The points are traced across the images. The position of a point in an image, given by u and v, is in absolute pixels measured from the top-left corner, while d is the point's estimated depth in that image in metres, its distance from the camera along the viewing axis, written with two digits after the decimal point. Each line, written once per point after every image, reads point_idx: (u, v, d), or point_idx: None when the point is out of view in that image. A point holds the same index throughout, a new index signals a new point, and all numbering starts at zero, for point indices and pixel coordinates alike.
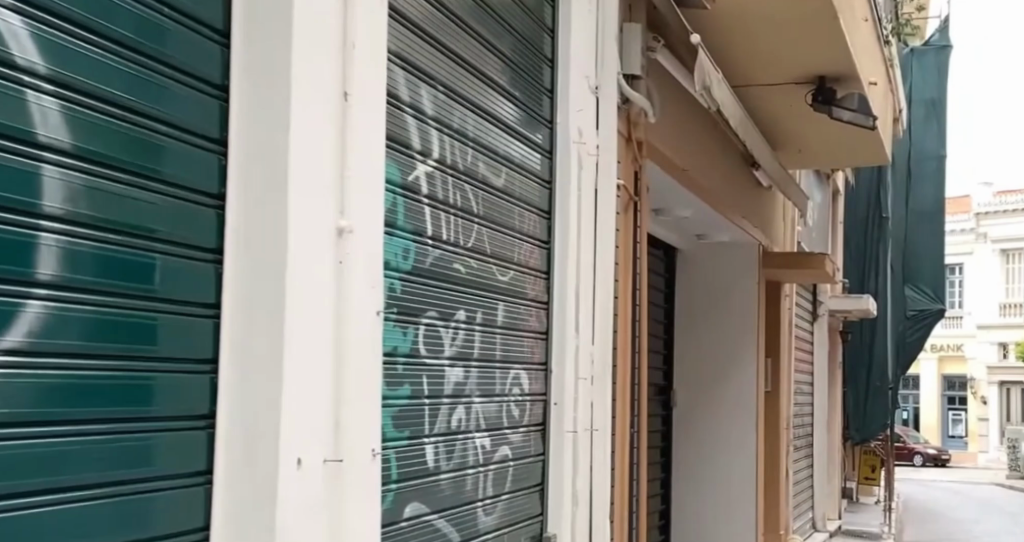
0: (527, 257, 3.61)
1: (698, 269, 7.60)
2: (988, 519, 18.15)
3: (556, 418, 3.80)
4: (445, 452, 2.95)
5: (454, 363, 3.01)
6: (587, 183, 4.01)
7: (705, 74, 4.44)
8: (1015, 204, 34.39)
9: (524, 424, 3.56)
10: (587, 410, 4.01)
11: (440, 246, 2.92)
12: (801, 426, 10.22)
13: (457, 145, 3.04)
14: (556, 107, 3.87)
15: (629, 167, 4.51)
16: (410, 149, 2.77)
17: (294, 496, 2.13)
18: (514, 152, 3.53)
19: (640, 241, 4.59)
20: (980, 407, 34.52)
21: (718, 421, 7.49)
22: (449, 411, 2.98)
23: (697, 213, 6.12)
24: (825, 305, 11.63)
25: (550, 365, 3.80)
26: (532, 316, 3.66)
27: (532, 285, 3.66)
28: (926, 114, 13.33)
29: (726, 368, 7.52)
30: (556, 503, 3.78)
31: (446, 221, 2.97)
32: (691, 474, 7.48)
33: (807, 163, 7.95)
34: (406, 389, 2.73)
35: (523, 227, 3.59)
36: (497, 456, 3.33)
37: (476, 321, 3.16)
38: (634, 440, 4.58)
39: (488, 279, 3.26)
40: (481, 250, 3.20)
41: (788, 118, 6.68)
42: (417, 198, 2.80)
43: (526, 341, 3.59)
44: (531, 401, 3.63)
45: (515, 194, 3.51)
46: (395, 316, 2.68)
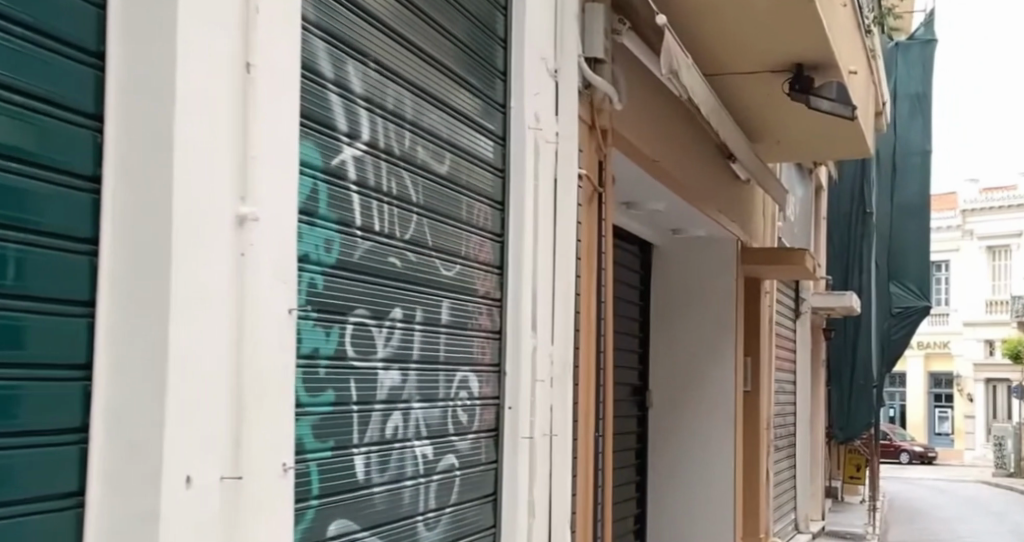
0: (478, 251, 3.35)
1: (674, 265, 7.37)
2: (974, 518, 17.96)
3: (511, 423, 3.55)
4: (378, 464, 2.71)
5: (388, 366, 2.76)
6: (544, 171, 3.76)
7: (672, 57, 4.20)
8: (1001, 201, 34.36)
9: (472, 431, 3.31)
10: (546, 414, 3.76)
11: (371, 237, 2.68)
12: (782, 426, 9.99)
13: (392, 128, 2.79)
14: (509, 91, 3.61)
15: (593, 157, 4.24)
16: (334, 131, 2.52)
17: (184, 518, 1.88)
18: (461, 138, 3.26)
19: (605, 235, 4.33)
20: (966, 405, 34.43)
21: (696, 420, 7.25)
22: (383, 418, 2.74)
23: (670, 206, 5.88)
24: (808, 302, 11.40)
25: (503, 366, 3.55)
26: (483, 315, 3.40)
27: (483, 281, 3.40)
28: (911, 110, 13.25)
29: (702, 366, 7.28)
30: (511, 514, 3.53)
31: (379, 211, 2.71)
32: (668, 476, 7.24)
33: (788, 156, 7.73)
34: (329, 394, 2.49)
35: (472, 219, 3.32)
36: (441, 466, 3.08)
37: (416, 319, 2.91)
38: (600, 445, 4.33)
39: (430, 274, 3.00)
40: (421, 243, 2.95)
41: (765, 109, 6.42)
42: (343, 185, 2.55)
43: (475, 341, 3.33)
44: (480, 406, 3.38)
45: (463, 183, 3.25)
46: (315, 315, 2.43)
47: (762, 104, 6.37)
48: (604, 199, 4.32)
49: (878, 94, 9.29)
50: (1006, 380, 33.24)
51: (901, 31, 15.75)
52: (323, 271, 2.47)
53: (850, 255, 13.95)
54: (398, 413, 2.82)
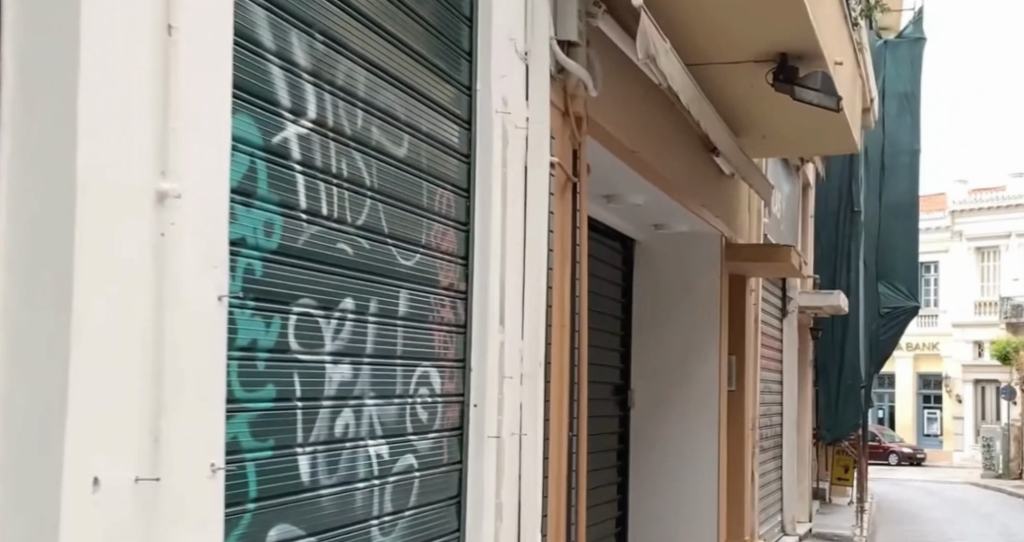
0: (441, 240, 3.18)
1: (657, 261, 7.20)
2: (962, 519, 17.84)
3: (477, 421, 3.38)
4: (326, 464, 2.54)
5: (337, 360, 2.59)
6: (513, 159, 3.58)
7: (648, 41, 4.02)
8: (990, 202, 34.32)
9: (434, 429, 3.14)
10: (515, 412, 3.59)
11: (319, 222, 2.51)
12: (768, 426, 9.84)
13: (343, 106, 2.62)
14: (476, 72, 3.43)
15: (568, 145, 4.06)
16: (277, 107, 2.34)
17: (90, 523, 1.71)
18: (423, 120, 3.08)
19: (580, 226, 4.15)
20: (955, 406, 34.38)
21: (679, 419, 7.08)
22: (332, 416, 2.57)
23: (651, 200, 5.72)
24: (795, 301, 11.25)
25: (468, 361, 3.36)
26: (446, 307, 3.22)
27: (447, 272, 3.22)
28: (899, 108, 13.21)
29: (686, 366, 7.10)
30: (475, 516, 3.36)
31: (326, 193, 2.54)
32: (649, 479, 7.08)
33: (774, 151, 7.57)
34: (270, 389, 2.32)
35: (435, 206, 3.15)
36: (397, 467, 2.90)
37: (369, 311, 2.74)
38: (574, 446, 4.15)
39: (386, 262, 2.83)
40: (376, 229, 2.78)
41: (750, 100, 6.26)
42: (286, 165, 2.37)
43: (436, 335, 3.15)
44: (443, 403, 3.20)
45: (424, 167, 3.07)
46: (253, 305, 2.26)
47: (745, 97, 6.21)
48: (579, 189, 4.14)
49: (865, 90, 9.14)
50: (995, 381, 33.21)
51: (890, 29, 15.63)
52: (262, 256, 2.30)
53: (838, 254, 13.76)
54: (350, 410, 2.65)
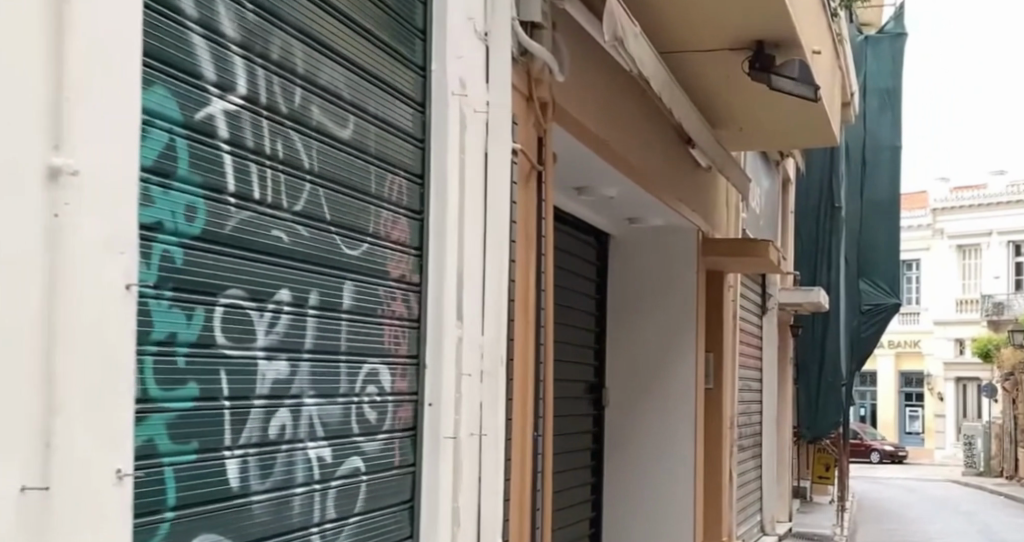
0: (391, 228, 2.99)
1: (632, 257, 7.03)
2: (943, 516, 17.77)
3: (432, 421, 3.20)
4: (259, 469, 2.36)
5: (271, 357, 2.41)
6: (472, 144, 3.40)
7: (615, 22, 3.84)
8: (972, 201, 34.35)
9: (383, 430, 2.95)
10: (475, 412, 3.41)
11: (250, 207, 2.32)
12: (747, 425, 9.68)
13: (277, 81, 2.43)
14: (430, 52, 3.24)
15: (531, 132, 3.87)
16: (201, 81, 2.15)
17: None
18: (371, 101, 2.89)
19: (544, 217, 3.97)
20: (937, 404, 34.40)
21: (654, 418, 6.91)
22: (265, 417, 2.39)
23: (623, 192, 5.55)
24: (775, 298, 11.12)
25: (423, 358, 3.18)
26: (398, 300, 3.04)
27: (398, 263, 3.03)
28: (881, 103, 13.10)
29: (662, 363, 6.93)
30: (429, 521, 3.18)
31: (259, 177, 2.35)
32: (623, 479, 6.90)
33: (752, 145, 7.41)
34: (192, 388, 2.13)
35: (384, 193, 2.96)
36: (341, 471, 2.72)
37: (308, 304, 2.56)
38: (538, 447, 3.97)
39: (328, 252, 2.65)
40: (316, 216, 2.59)
41: (726, 91, 6.08)
42: (211, 144, 2.19)
43: (385, 329, 2.97)
44: (394, 402, 3.02)
45: (371, 151, 2.88)
46: (171, 296, 2.07)
47: (721, 88, 6.04)
48: (544, 178, 3.96)
49: (845, 82, 8.99)
50: (977, 379, 33.25)
51: (871, 25, 15.51)
52: (182, 243, 2.11)
53: (818, 249, 13.61)
54: (286, 410, 2.47)
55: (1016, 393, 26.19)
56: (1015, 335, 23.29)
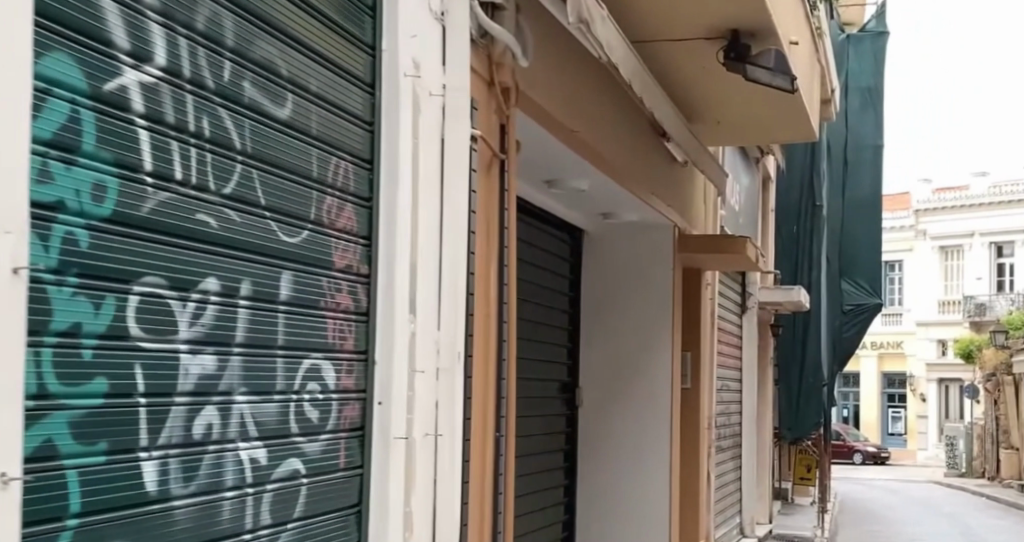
0: (336, 215, 2.82)
1: (607, 253, 6.85)
2: (924, 518, 17.67)
3: (382, 421, 3.02)
4: (182, 472, 2.19)
5: (195, 350, 2.23)
6: (427, 128, 3.22)
7: (580, 3, 3.67)
8: (954, 202, 34.39)
9: (327, 430, 2.78)
10: (429, 411, 3.23)
11: (170, 188, 2.14)
12: (726, 425, 9.54)
13: (203, 53, 2.24)
14: (380, 31, 3.07)
15: (492, 118, 3.70)
16: (111, 49, 1.97)
17: None
18: (313, 79, 2.71)
19: (507, 207, 3.80)
20: (919, 405, 34.38)
21: (629, 419, 6.73)
22: (188, 416, 2.21)
23: (595, 185, 5.39)
24: (754, 297, 10.96)
25: (371, 353, 3.01)
26: (343, 293, 2.86)
27: (343, 252, 2.86)
28: (862, 103, 13.19)
29: (637, 362, 6.76)
30: (377, 526, 3.01)
31: (181, 155, 2.17)
32: (597, 481, 6.71)
33: (731, 140, 7.26)
34: (101, 383, 1.96)
35: (327, 178, 2.78)
36: (278, 473, 2.54)
37: (239, 295, 2.38)
38: (500, 448, 3.80)
39: (264, 238, 2.47)
40: (249, 200, 2.42)
41: (702, 83, 5.92)
42: (125, 117, 2.01)
43: (329, 323, 2.79)
44: (339, 400, 2.84)
45: (312, 133, 2.70)
46: (76, 281, 1.90)
47: (696, 80, 5.88)
48: (506, 166, 3.79)
49: (825, 78, 8.84)
50: (959, 380, 33.25)
51: (852, 23, 15.40)
52: (89, 225, 1.94)
53: (798, 249, 13.43)
54: (213, 408, 2.29)
55: (998, 394, 26.18)
56: (996, 336, 23.27)
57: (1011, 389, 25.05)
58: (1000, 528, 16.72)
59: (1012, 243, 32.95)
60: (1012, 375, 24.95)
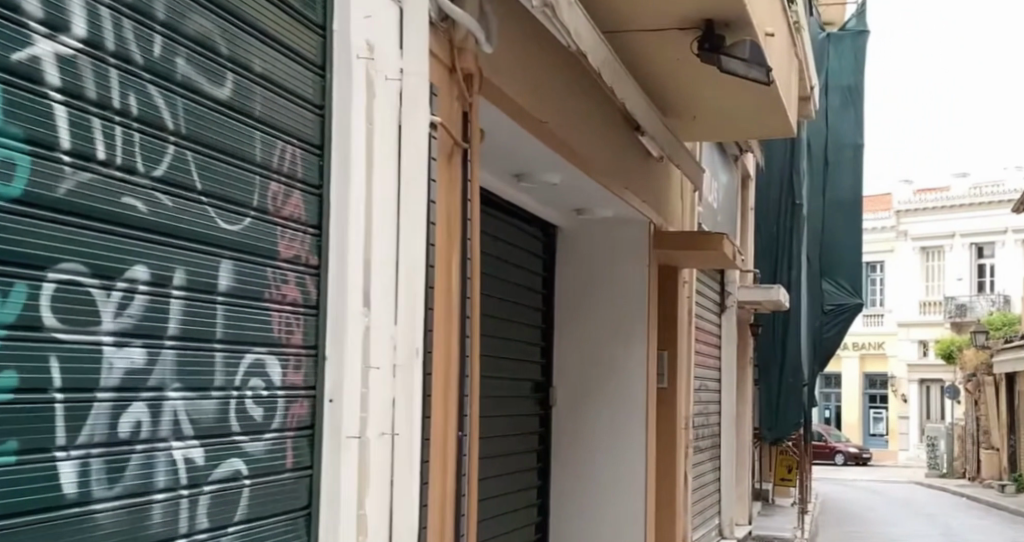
0: (282, 203, 2.68)
1: (582, 249, 6.73)
2: (905, 518, 17.61)
3: (333, 419, 2.88)
4: (105, 473, 2.05)
5: (121, 344, 2.09)
6: (382, 113, 3.08)
7: None
8: (934, 202, 34.46)
9: (272, 429, 2.64)
10: (385, 409, 3.09)
11: (93, 167, 2.02)
12: (705, 425, 9.42)
13: (129, 25, 2.11)
14: (331, 11, 2.93)
15: (454, 105, 3.56)
16: (20, 16, 1.87)
17: None
18: (256, 57, 2.57)
19: (470, 198, 3.66)
20: (900, 405, 34.40)
21: (603, 420, 6.61)
22: (114, 412, 2.07)
23: (566, 178, 5.26)
24: (733, 295, 10.83)
25: (322, 349, 2.87)
26: (290, 285, 2.72)
27: (290, 241, 2.72)
28: (842, 101, 13.36)
29: (611, 360, 6.63)
30: (328, 530, 2.87)
31: (105, 133, 2.05)
32: (570, 481, 6.58)
33: (707, 135, 7.14)
34: (12, 376, 1.87)
35: (272, 163, 2.64)
36: (217, 474, 2.40)
37: (172, 285, 2.24)
38: (463, 448, 3.65)
39: (200, 225, 2.33)
40: (184, 184, 2.27)
41: (677, 75, 5.80)
42: (37, 90, 1.90)
43: (274, 315, 2.65)
44: (285, 398, 2.70)
45: (256, 115, 2.56)
46: None
47: (672, 71, 5.74)
48: (470, 155, 3.66)
49: (804, 74, 8.73)
50: (940, 380, 33.29)
51: (832, 22, 15.32)
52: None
53: (778, 248, 13.21)
54: (143, 405, 2.15)
55: (978, 394, 26.21)
56: (977, 336, 23.27)
57: (991, 389, 25.10)
58: (980, 528, 16.68)
59: (992, 244, 33.03)
60: (993, 375, 25.00)
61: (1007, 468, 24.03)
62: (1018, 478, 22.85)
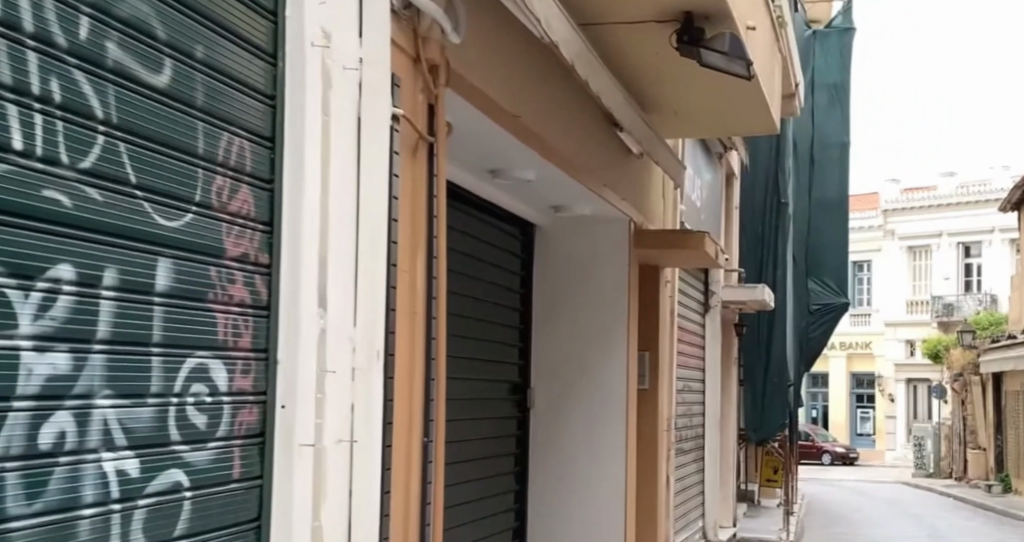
0: (228, 197, 2.53)
1: (561, 248, 6.59)
2: (892, 519, 17.51)
3: (285, 425, 2.74)
4: (23, 487, 1.93)
5: (42, 350, 1.97)
6: (340, 105, 2.93)
7: None
8: (921, 201, 34.43)
9: (216, 438, 2.50)
10: (342, 414, 2.95)
11: (7, 156, 1.91)
12: (688, 426, 9.29)
13: (51, 5, 1.99)
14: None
15: (418, 97, 3.42)
16: None
17: None
18: (200, 42, 2.43)
19: (436, 194, 3.52)
20: (887, 405, 34.39)
21: (582, 422, 6.47)
22: (31, 422, 1.94)
23: (542, 173, 5.12)
24: (717, 294, 10.72)
25: (273, 351, 2.73)
26: (237, 287, 2.57)
27: (236, 238, 2.57)
28: (830, 98, 13.46)
29: (590, 360, 6.49)
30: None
31: (21, 120, 1.93)
32: (549, 484, 6.44)
33: (689, 132, 7.00)
34: None
35: (217, 155, 2.49)
36: (154, 486, 2.25)
37: (100, 286, 2.10)
38: (428, 455, 3.50)
39: (135, 222, 2.18)
40: (116, 176, 2.13)
41: (656, 69, 5.66)
42: None
43: (219, 317, 2.50)
44: (232, 404, 2.56)
45: (199, 106, 2.42)
46: None
47: (651, 65, 5.60)
48: (436, 149, 3.52)
49: (788, 71, 8.60)
50: (926, 380, 33.27)
51: (818, 20, 15.19)
52: None
53: (762, 248, 13.06)
54: (67, 414, 2.01)
55: (964, 393, 26.20)
56: (964, 336, 23.24)
57: (978, 389, 25.13)
58: (966, 529, 16.60)
59: (979, 244, 33.03)
60: (981, 374, 25.04)
61: (993, 467, 24.06)
62: (1004, 478, 22.83)
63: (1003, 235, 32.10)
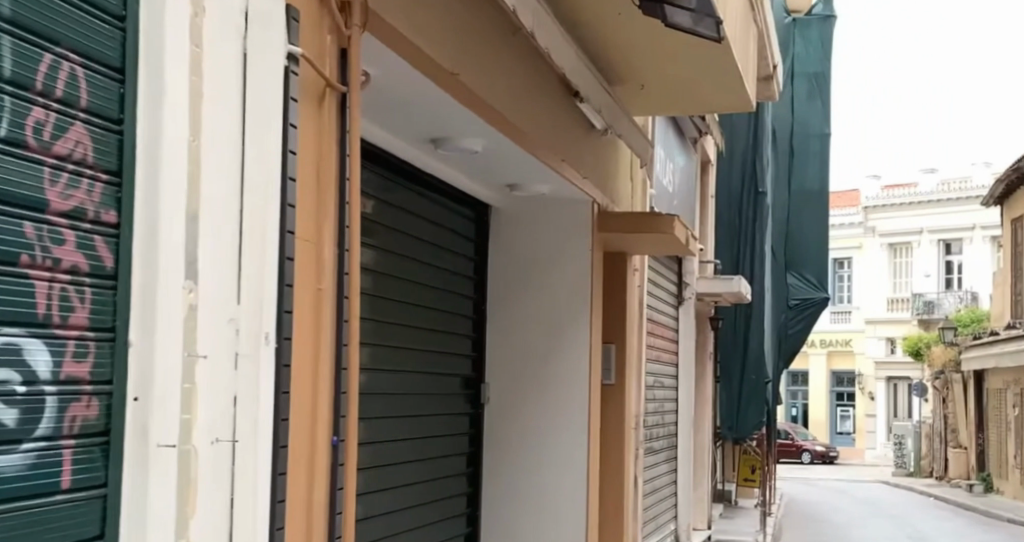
0: (51, 136, 2.07)
1: (517, 232, 6.10)
2: (871, 520, 17.12)
3: (139, 424, 2.24)
4: None
5: None
6: (215, 38, 2.45)
7: None
8: (902, 198, 34.16)
9: (36, 437, 2.04)
10: (217, 407, 2.45)
11: None
12: (659, 425, 8.80)
13: None
14: None
15: (323, 37, 2.92)
16: None
17: None
18: None
19: (350, 153, 3.01)
20: (868, 404, 34.06)
21: (542, 419, 5.96)
22: None
23: (491, 142, 4.63)
24: (692, 286, 10.28)
25: (123, 333, 2.23)
26: (68, 253, 2.11)
27: (67, 180, 2.11)
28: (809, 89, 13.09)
29: (549, 353, 6.00)
30: None
31: None
32: (505, 485, 5.94)
33: (657, 109, 6.53)
34: None
35: (34, 83, 2.03)
36: None
37: None
38: (338, 457, 2.98)
39: None
40: None
41: (621, 36, 5.17)
42: None
43: (37, 290, 2.04)
44: (61, 397, 2.10)
45: (2, 16, 1.97)
46: None
47: (614, 31, 5.11)
48: (348, 102, 3.02)
49: (765, 51, 8.13)
50: (907, 379, 32.97)
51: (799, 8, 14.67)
52: None
53: (739, 238, 12.62)
54: None
55: (946, 392, 25.97)
56: (945, 333, 22.93)
57: (960, 388, 24.91)
58: (949, 530, 16.18)
59: (960, 241, 32.74)
60: (962, 373, 24.77)
61: (974, 467, 23.77)
62: (985, 479, 22.50)
63: (984, 232, 31.87)
